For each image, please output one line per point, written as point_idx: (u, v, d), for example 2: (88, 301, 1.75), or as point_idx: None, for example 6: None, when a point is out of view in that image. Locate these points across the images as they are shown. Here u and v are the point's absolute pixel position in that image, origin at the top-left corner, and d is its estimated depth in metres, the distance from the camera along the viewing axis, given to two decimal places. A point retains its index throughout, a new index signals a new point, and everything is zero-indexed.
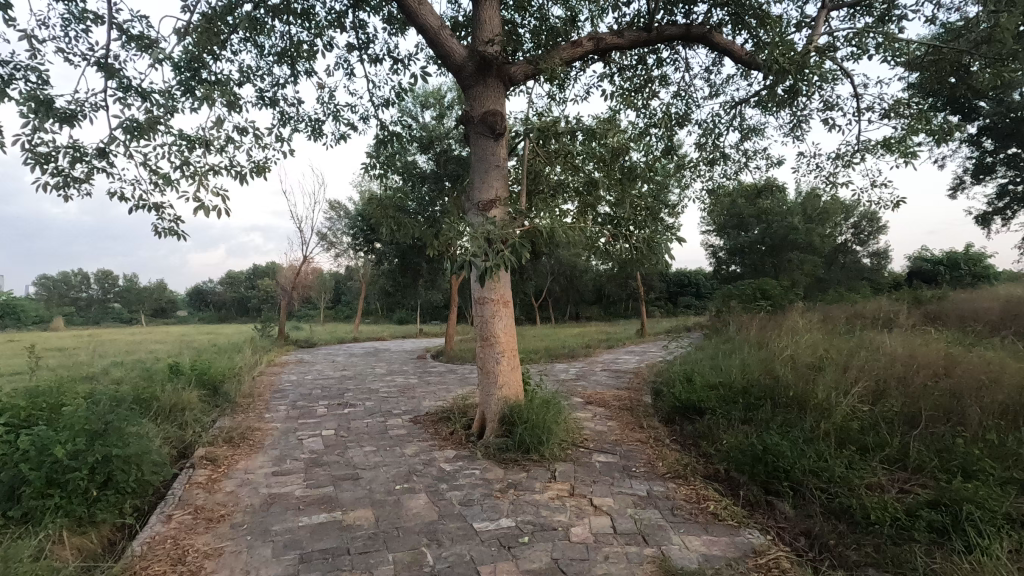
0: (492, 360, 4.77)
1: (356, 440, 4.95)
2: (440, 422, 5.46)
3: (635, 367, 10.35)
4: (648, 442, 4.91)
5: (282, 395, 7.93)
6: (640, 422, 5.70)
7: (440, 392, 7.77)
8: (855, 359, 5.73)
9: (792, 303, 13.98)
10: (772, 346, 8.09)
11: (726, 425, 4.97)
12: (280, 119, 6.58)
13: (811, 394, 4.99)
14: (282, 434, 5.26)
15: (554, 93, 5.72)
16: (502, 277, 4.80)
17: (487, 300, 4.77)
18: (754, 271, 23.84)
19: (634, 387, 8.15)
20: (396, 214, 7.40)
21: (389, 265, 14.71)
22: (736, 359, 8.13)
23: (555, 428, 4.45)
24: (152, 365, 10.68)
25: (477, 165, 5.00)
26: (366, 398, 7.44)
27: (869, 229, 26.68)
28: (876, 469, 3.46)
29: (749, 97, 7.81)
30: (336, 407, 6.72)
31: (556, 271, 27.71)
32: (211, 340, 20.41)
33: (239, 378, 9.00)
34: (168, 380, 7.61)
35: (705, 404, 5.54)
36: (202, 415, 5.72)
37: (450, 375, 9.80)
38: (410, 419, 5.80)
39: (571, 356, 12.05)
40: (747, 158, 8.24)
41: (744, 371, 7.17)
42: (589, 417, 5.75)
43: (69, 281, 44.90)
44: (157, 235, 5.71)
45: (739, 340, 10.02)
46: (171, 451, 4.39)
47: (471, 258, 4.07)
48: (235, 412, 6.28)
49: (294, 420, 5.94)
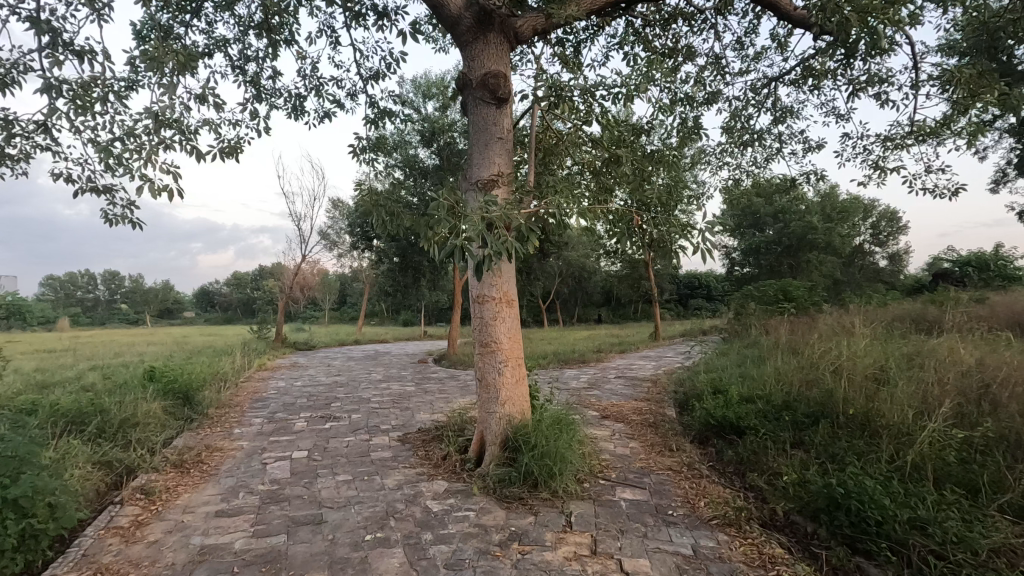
0: (492, 371, 3.96)
1: (331, 467, 4.13)
2: (432, 443, 4.63)
3: (653, 375, 9.45)
4: (680, 470, 4.06)
5: (263, 405, 7.14)
6: (667, 442, 4.84)
7: (438, 403, 6.94)
8: (921, 370, 4.88)
9: (817, 304, 13.04)
10: (811, 354, 7.18)
11: (777, 453, 4.09)
12: (255, 94, 5.81)
13: (880, 416, 4.12)
14: (246, 456, 4.45)
15: (567, 58, 4.91)
16: (505, 271, 3.99)
17: (487, 299, 3.96)
18: (771, 272, 22.68)
19: (654, 398, 7.30)
20: (389, 203, 6.57)
21: (389, 264, 13.93)
22: (770, 368, 7.23)
23: (569, 456, 3.62)
24: (133, 369, 9.95)
25: (476, 137, 4.17)
26: (355, 409, 6.62)
27: (889, 230, 25.62)
28: (1002, 521, 2.63)
29: (784, 74, 7.00)
30: (318, 421, 5.90)
31: (564, 272, 26.90)
32: (210, 341, 19.76)
33: (220, 385, 8.23)
34: (135, 388, 6.85)
35: (747, 423, 4.67)
36: (158, 431, 4.93)
37: (451, 382, 8.99)
38: (398, 438, 4.98)
39: (582, 361, 11.20)
40: (781, 144, 7.40)
41: (781, 381, 6.31)
42: (606, 437, 4.91)
43: (75, 281, 44.55)
44: (107, 223, 4.92)
45: (767, 346, 9.11)
46: (100, 482, 3.59)
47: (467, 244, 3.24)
48: (200, 428, 5.49)
49: (265, 437, 5.14)
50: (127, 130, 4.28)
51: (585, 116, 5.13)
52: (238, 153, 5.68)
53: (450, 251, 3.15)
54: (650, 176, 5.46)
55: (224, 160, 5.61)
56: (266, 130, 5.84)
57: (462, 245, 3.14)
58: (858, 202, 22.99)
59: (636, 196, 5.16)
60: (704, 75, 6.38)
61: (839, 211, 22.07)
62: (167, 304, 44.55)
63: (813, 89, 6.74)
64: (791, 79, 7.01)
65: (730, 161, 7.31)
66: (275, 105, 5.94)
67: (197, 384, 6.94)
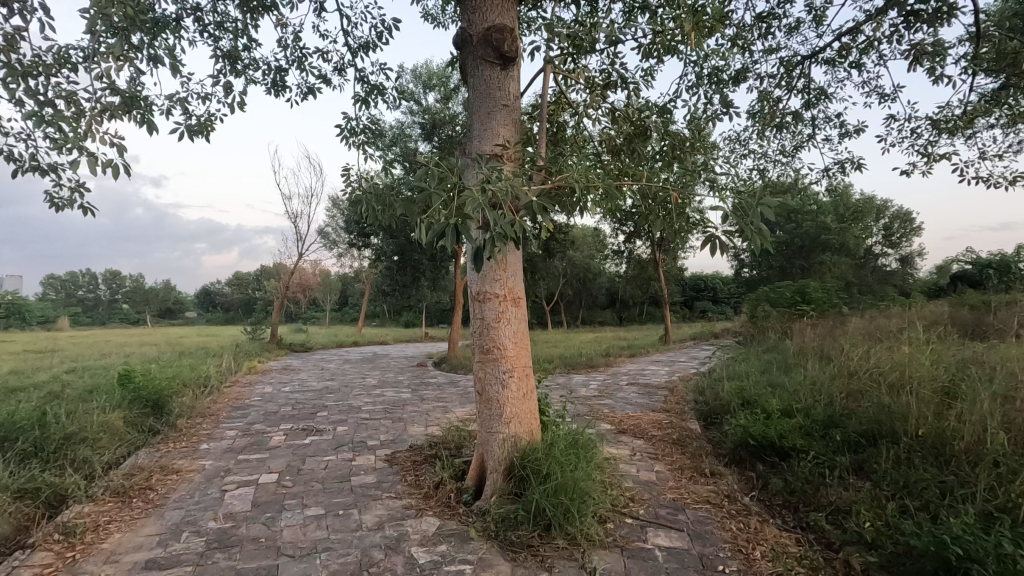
0: (495, 382, 3.32)
1: (303, 497, 3.45)
2: (424, 466, 3.95)
3: (668, 382, 8.74)
4: (720, 503, 3.37)
5: (243, 413, 6.49)
6: (698, 463, 4.16)
7: (433, 413, 6.29)
8: (996, 382, 4.19)
9: (837, 307, 12.30)
10: (848, 363, 6.47)
11: (838, 484, 3.41)
12: (230, 66, 5.14)
13: (957, 438, 3.46)
14: (205, 482, 3.77)
15: (583, 19, 4.23)
16: (511, 263, 3.33)
17: (489, 297, 3.31)
18: (782, 274, 21.98)
19: (672, 409, 6.62)
20: (382, 190, 5.88)
21: (387, 263, 13.29)
22: (802, 376, 6.53)
23: (590, 489, 2.96)
24: (112, 371, 9.31)
25: (476, 103, 3.50)
26: (341, 421, 5.93)
27: (901, 231, 24.84)
28: None
29: (819, 51, 6.35)
30: (298, 435, 5.22)
31: (569, 273, 26.19)
32: (205, 342, 19.01)
33: (199, 391, 7.58)
34: (100, 396, 6.19)
35: (791, 444, 3.99)
36: (109, 448, 4.28)
37: (450, 389, 8.29)
38: (385, 457, 4.31)
39: (590, 366, 10.52)
40: (814, 131, 6.73)
41: (818, 393, 5.62)
42: (626, 459, 4.23)
43: (77, 279, 43.99)
44: (52, 207, 4.29)
45: (792, 352, 8.40)
46: (12, 520, 2.93)
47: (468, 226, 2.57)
48: (162, 443, 4.83)
49: (234, 455, 4.46)
50: (64, 96, 3.62)
51: (604, 86, 4.46)
52: (209, 132, 5.04)
53: (442, 229, 2.35)
54: (674, 159, 4.79)
55: (191, 141, 4.97)
56: (241, 107, 5.19)
57: (458, 224, 2.37)
58: (872, 203, 22.25)
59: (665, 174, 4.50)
60: (731, 49, 5.73)
61: (853, 211, 21.33)
62: (167, 303, 43.89)
63: (851, 68, 6.08)
64: (826, 57, 6.35)
65: (759, 148, 6.62)
66: (252, 78, 5.30)
67: (170, 390, 6.28)
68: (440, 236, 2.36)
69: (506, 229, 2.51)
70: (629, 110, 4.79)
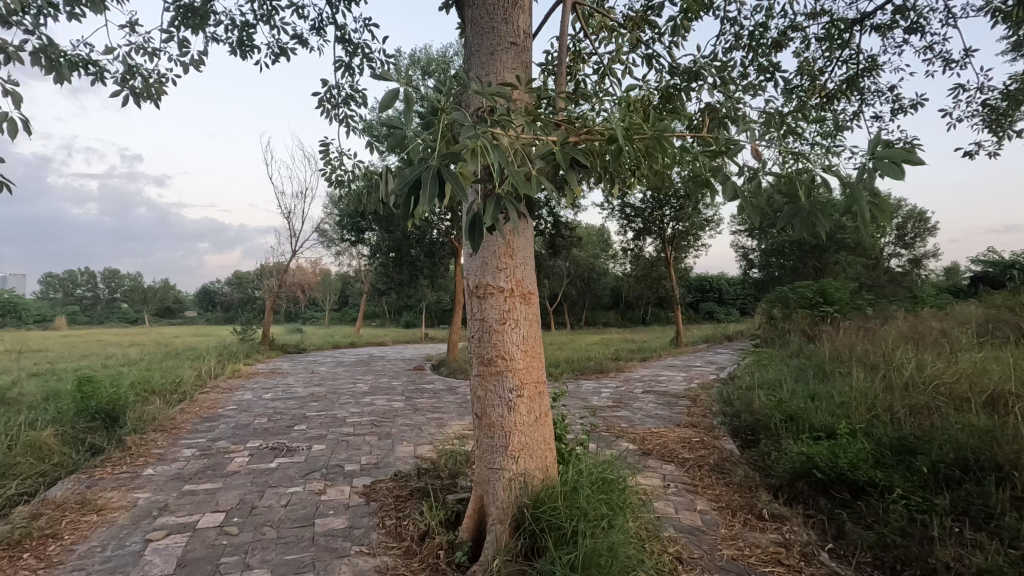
0: (498, 403, 2.53)
1: (247, 552, 2.65)
2: (411, 504, 3.16)
3: (688, 390, 7.92)
4: (796, 565, 2.58)
5: (212, 426, 5.70)
6: (751, 501, 3.35)
7: (427, 427, 5.49)
8: None
9: (862, 308, 11.44)
10: (901, 373, 5.62)
11: (951, 543, 2.62)
12: (184, 17, 4.34)
13: None
14: (130, 525, 2.98)
15: None
16: (519, 245, 2.55)
17: (492, 291, 2.52)
18: (793, 275, 19.69)
19: (698, 423, 5.80)
20: (369, 169, 5.07)
21: (382, 260, 12.49)
22: (848, 387, 5.69)
23: (634, 554, 2.20)
24: (80, 373, 8.53)
25: (477, 38, 2.71)
26: (320, 437, 5.13)
27: (913, 230, 23.91)
28: None
29: (868, 15, 5.49)
30: (266, 456, 4.43)
31: (573, 273, 25.35)
32: (194, 342, 18.24)
33: (169, 400, 6.80)
34: (47, 406, 5.41)
35: (866, 476, 3.21)
36: (24, 476, 3.49)
37: (448, 397, 7.49)
38: (363, 490, 3.50)
39: (599, 371, 9.71)
40: (860, 108, 5.86)
41: (877, 408, 4.79)
42: (661, 494, 3.42)
43: (76, 278, 42.72)
44: None
45: (826, 358, 7.54)
46: None
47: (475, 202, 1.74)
48: (101, 467, 4.05)
49: (179, 484, 3.66)
50: None
51: (633, 39, 3.66)
52: (158, 97, 4.27)
53: (418, 173, 1.55)
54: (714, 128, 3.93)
55: (136, 107, 4.19)
56: (199, 67, 4.41)
57: (443, 167, 1.58)
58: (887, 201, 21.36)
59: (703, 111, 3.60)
60: (770, 5, 4.88)
61: None
62: (166, 302, 42.86)
63: (909, 31, 5.21)
64: (876, 22, 5.50)
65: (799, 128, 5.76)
66: (213, 35, 4.55)
67: (127, 399, 5.49)
68: (416, 186, 1.57)
69: (520, 180, 1.72)
70: (670, 67, 3.90)
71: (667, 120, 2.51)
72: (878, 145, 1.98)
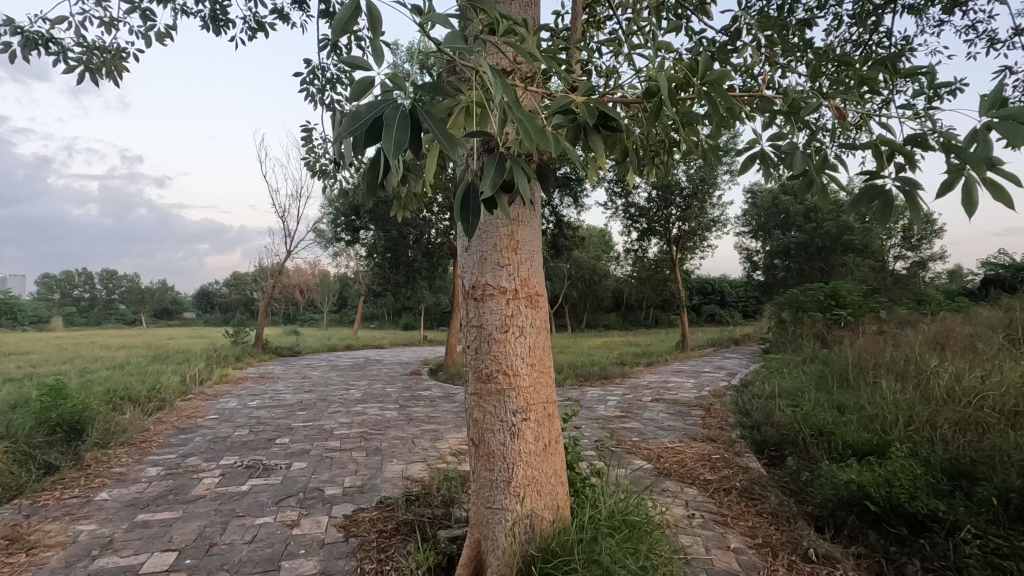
0: (499, 428, 2.07)
1: None
2: (397, 542, 2.69)
3: (699, 399, 7.44)
4: None
5: (187, 439, 5.24)
6: (791, 538, 2.88)
7: (419, 442, 5.02)
8: None
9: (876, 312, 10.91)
10: (938, 380, 5.12)
11: None
12: None
13: None
14: (62, 568, 2.52)
15: None
16: (524, 237, 2.09)
17: (493, 293, 2.06)
18: (799, 276, 19.22)
19: (715, 437, 5.33)
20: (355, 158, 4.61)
21: (377, 260, 12.01)
22: (879, 397, 5.20)
23: None
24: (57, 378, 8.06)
25: None
26: (304, 453, 4.67)
27: (920, 232, 23.34)
28: None
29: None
30: (241, 475, 3.98)
31: (574, 275, 24.86)
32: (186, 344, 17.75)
33: (145, 408, 6.34)
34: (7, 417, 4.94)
35: (927, 507, 2.75)
36: None
37: (445, 406, 7.02)
38: (343, 522, 3.03)
39: (604, 377, 9.23)
40: None
41: (919, 422, 4.31)
42: (687, 528, 2.94)
43: (71, 278, 41.91)
44: None
45: (847, 364, 7.03)
46: None
47: (475, 173, 1.29)
48: (50, 490, 3.59)
49: (132, 513, 3.19)
50: None
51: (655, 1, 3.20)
52: (118, 74, 3.82)
53: (378, 109, 1.09)
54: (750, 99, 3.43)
55: (92, 83, 3.72)
56: (165, 41, 3.97)
57: (422, 106, 1.13)
58: None
59: (741, 83, 3.12)
60: None
61: None
62: (163, 303, 42.38)
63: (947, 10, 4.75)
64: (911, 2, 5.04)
65: None
66: (182, 7, 4.10)
67: (94, 410, 5.02)
68: (377, 127, 1.10)
69: (531, 128, 1.24)
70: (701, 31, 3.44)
71: (720, 68, 1.99)
72: (997, 97, 1.48)
